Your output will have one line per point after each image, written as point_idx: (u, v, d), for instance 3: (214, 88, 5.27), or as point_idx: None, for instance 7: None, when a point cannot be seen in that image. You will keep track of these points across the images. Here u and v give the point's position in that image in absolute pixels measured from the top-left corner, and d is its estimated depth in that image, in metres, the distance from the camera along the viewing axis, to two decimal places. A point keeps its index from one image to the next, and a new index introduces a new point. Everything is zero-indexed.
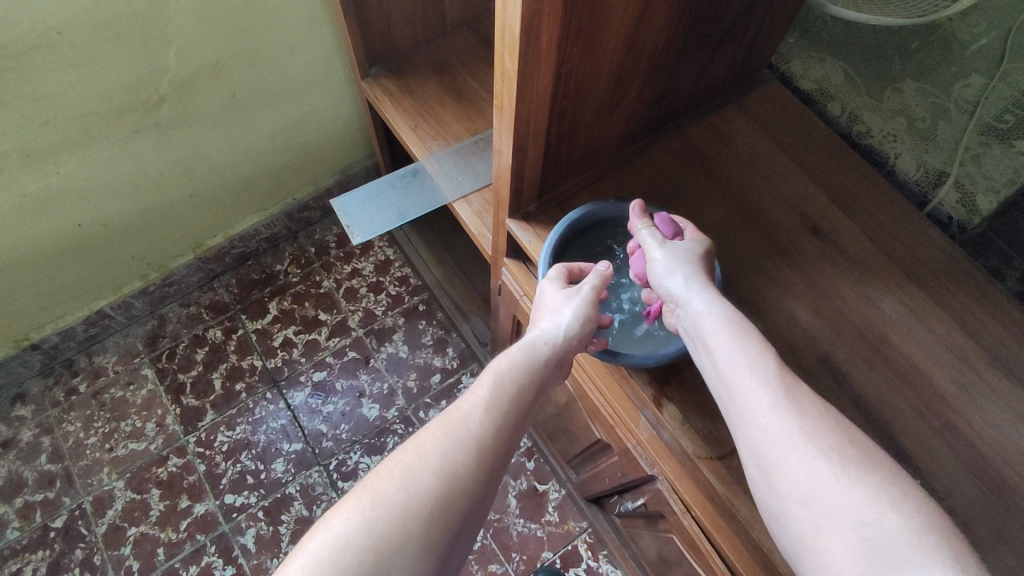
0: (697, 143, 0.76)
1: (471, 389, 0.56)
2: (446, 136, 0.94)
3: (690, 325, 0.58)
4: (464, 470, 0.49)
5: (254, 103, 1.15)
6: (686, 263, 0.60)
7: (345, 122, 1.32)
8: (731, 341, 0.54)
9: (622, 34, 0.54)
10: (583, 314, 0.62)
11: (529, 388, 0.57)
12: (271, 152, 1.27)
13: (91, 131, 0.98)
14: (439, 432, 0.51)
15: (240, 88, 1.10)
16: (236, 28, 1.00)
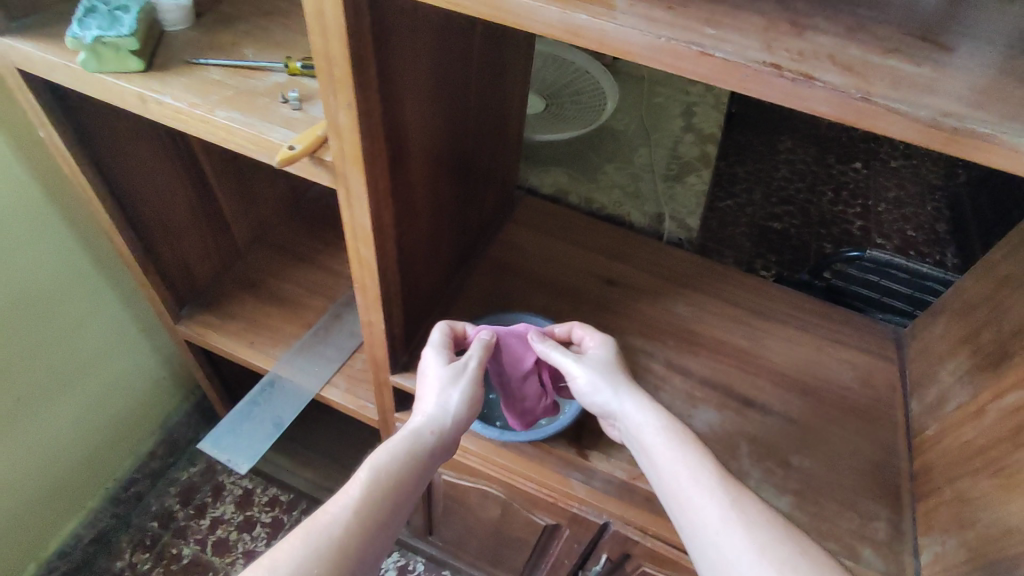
0: (501, 258, 0.95)
1: (346, 485, 0.59)
2: (283, 340, 0.98)
3: (633, 436, 0.67)
4: (317, 574, 0.53)
5: (44, 398, 1.04)
6: (610, 369, 0.72)
7: (153, 374, 1.24)
8: (667, 454, 0.62)
9: (428, 202, 0.70)
10: (465, 398, 0.69)
11: (405, 481, 0.62)
12: (72, 441, 1.13)
13: None
14: (300, 537, 0.54)
15: (24, 389, 1.00)
16: (10, 329, 0.93)
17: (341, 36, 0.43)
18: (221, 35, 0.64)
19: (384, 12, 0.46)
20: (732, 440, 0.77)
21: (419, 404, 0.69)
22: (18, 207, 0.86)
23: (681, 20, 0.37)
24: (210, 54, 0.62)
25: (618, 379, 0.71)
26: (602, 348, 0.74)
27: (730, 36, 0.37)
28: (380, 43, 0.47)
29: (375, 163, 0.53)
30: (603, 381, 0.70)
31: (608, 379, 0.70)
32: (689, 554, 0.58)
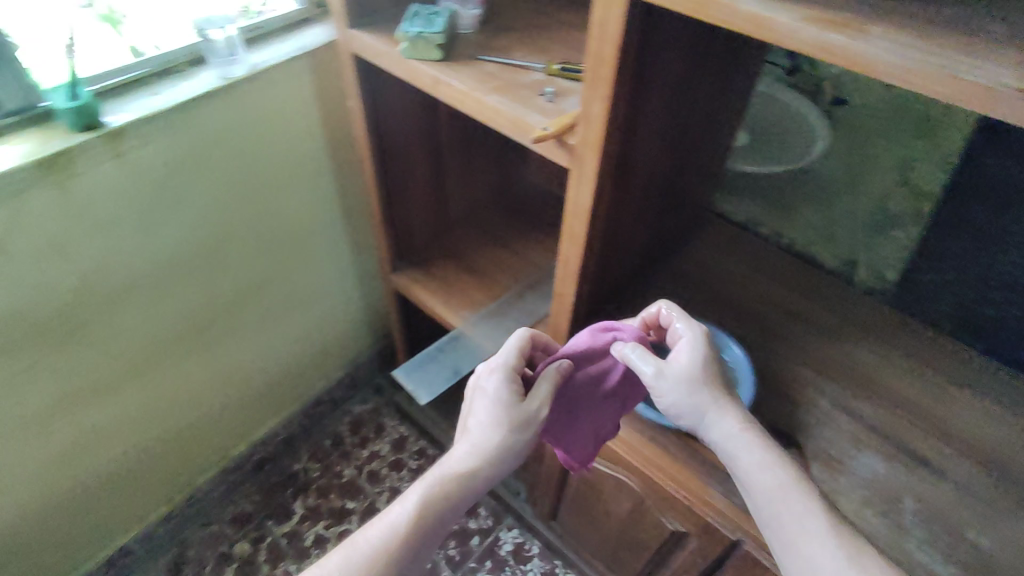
0: (684, 271, 1.00)
1: (395, 512, 0.67)
2: (473, 305, 1.13)
3: (730, 461, 0.69)
4: None
5: (285, 313, 1.28)
6: (699, 377, 0.71)
7: (357, 316, 1.47)
8: (773, 492, 0.64)
9: (637, 200, 0.78)
10: (520, 447, 0.72)
11: (446, 515, 0.69)
12: (292, 354, 1.38)
13: (153, 359, 1.08)
14: (350, 554, 0.65)
15: (276, 302, 1.24)
16: (280, 251, 1.17)
17: (615, 40, 0.54)
18: (498, 40, 0.80)
19: (652, 24, 0.56)
20: (897, 493, 0.74)
21: (479, 432, 0.72)
22: (312, 159, 1.10)
23: (930, 46, 0.42)
24: (488, 53, 0.77)
25: (709, 393, 0.71)
26: (682, 361, 0.72)
27: (987, 66, 0.40)
28: (642, 49, 0.57)
29: (610, 151, 0.63)
30: (694, 394, 0.71)
31: (694, 390, 0.71)
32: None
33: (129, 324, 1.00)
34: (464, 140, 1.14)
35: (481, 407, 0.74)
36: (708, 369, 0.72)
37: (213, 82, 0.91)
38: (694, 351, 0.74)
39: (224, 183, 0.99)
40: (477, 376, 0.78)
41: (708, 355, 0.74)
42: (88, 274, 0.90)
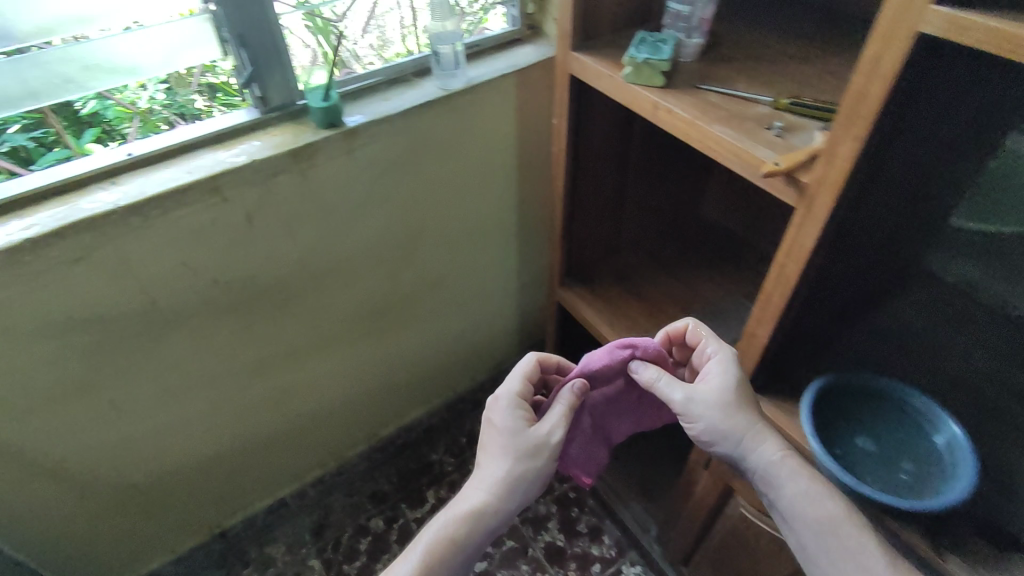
0: (888, 328, 0.90)
1: (417, 545, 0.76)
2: (637, 330, 1.12)
3: (775, 483, 0.75)
4: None
5: (449, 311, 1.35)
6: (727, 399, 0.78)
7: (509, 324, 1.52)
8: (825, 522, 0.70)
9: (859, 246, 0.72)
10: (532, 473, 0.78)
11: (467, 543, 0.76)
12: (447, 351, 1.45)
13: (338, 335, 1.19)
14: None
15: (445, 299, 1.32)
16: (457, 251, 1.24)
17: (887, 74, 0.51)
18: (719, 68, 0.79)
19: (930, 62, 0.52)
20: None
21: (487, 468, 0.79)
22: (500, 170, 1.17)
23: None
24: (709, 81, 0.76)
25: (744, 411, 0.78)
26: (709, 386, 0.80)
27: None
28: (911, 87, 0.53)
29: (850, 191, 0.59)
30: (731, 419, 0.78)
31: (720, 414, 0.78)
32: None
33: (326, 300, 1.11)
34: (650, 165, 1.14)
35: (489, 444, 0.81)
36: (738, 390, 0.79)
37: (433, 90, 1.00)
38: (724, 373, 0.80)
39: (425, 183, 1.08)
40: (486, 409, 0.84)
41: (739, 375, 0.81)
42: (306, 251, 1.01)
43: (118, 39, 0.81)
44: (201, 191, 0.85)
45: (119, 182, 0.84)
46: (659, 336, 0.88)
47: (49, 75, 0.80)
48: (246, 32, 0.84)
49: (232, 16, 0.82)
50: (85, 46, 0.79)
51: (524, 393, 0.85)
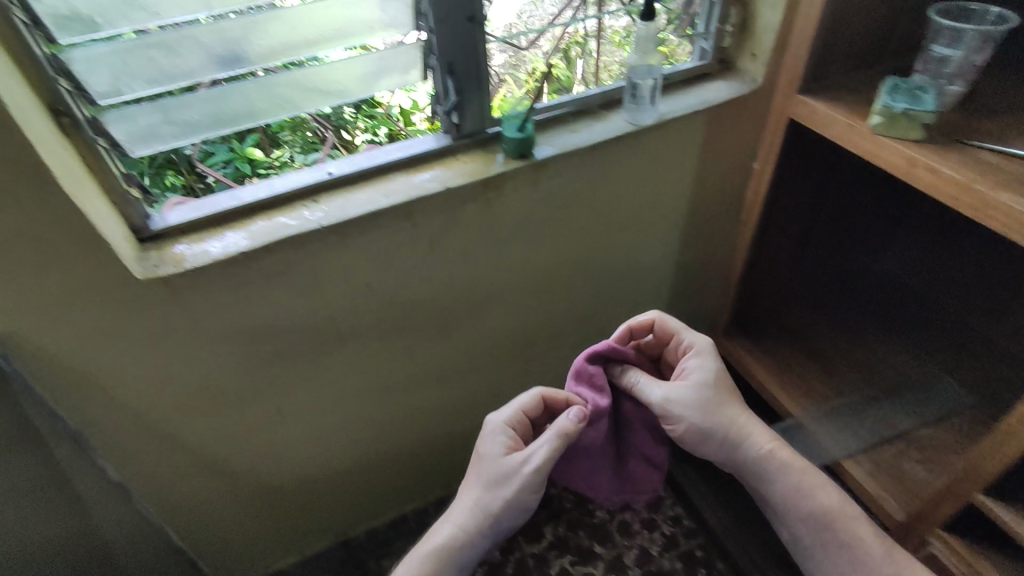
0: None
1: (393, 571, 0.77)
2: (813, 395, 1.02)
3: (770, 476, 0.84)
4: None
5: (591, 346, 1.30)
6: (714, 401, 0.86)
7: None
8: (811, 509, 0.81)
9: None
10: (504, 502, 0.79)
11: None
12: None
13: (485, 362, 1.17)
14: None
15: (589, 334, 1.27)
16: (611, 288, 1.19)
17: None
18: (976, 128, 0.70)
19: None
20: None
21: (479, 497, 0.80)
22: (669, 208, 1.11)
23: None
24: (978, 139, 0.67)
25: (725, 405, 0.87)
26: (680, 390, 0.86)
27: None
28: None
29: None
30: (714, 417, 0.85)
31: (714, 410, 0.86)
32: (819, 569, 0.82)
33: (482, 328, 1.09)
34: (843, 216, 1.04)
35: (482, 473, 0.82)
36: (722, 388, 0.88)
37: (621, 125, 0.96)
38: (707, 372, 0.88)
39: (597, 218, 1.04)
40: (477, 441, 0.85)
41: (720, 375, 0.88)
42: (474, 279, 1.00)
43: (336, 64, 0.82)
44: (395, 216, 0.85)
45: (320, 202, 0.85)
46: (618, 331, 0.92)
47: (272, 98, 0.82)
48: (454, 62, 0.84)
49: (444, 47, 0.82)
50: (307, 71, 0.81)
51: (504, 425, 0.85)
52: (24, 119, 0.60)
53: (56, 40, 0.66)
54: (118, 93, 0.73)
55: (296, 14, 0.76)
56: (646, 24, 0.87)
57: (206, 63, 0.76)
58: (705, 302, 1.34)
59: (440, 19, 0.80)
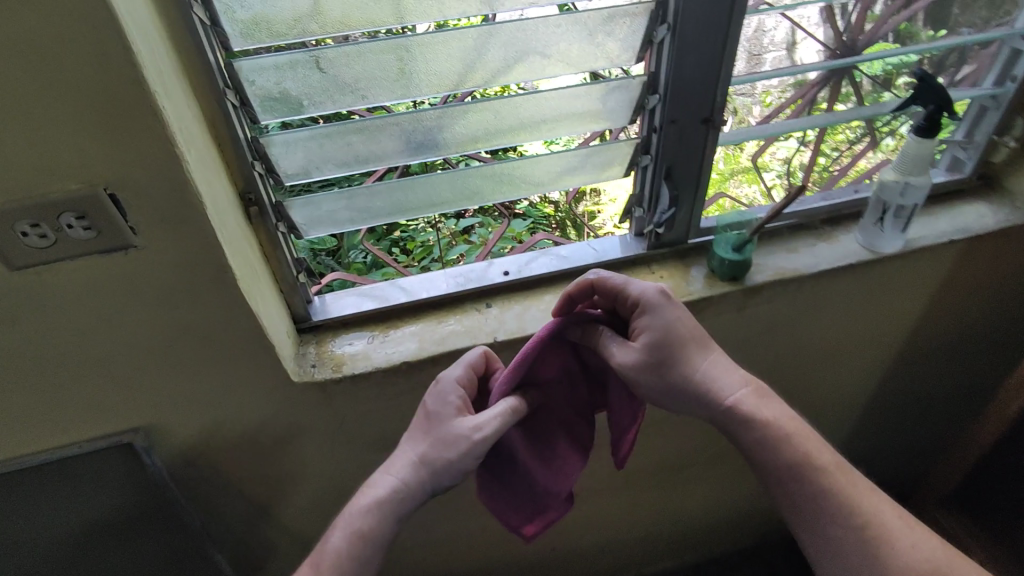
0: None
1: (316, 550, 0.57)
2: None
3: (762, 452, 0.59)
4: None
5: (746, 473, 1.11)
6: (683, 351, 0.59)
7: None
8: (807, 480, 0.58)
9: None
10: (451, 472, 0.55)
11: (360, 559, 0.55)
12: (722, 513, 1.20)
13: (630, 480, 1.02)
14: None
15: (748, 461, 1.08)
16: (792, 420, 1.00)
17: None
18: None
19: None
20: None
21: (415, 476, 0.56)
22: (886, 342, 0.91)
23: None
24: None
25: (692, 359, 0.59)
26: (632, 343, 0.58)
27: None
28: None
29: None
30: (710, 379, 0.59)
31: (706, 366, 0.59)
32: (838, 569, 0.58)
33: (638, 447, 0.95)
34: None
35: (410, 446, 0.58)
36: (679, 339, 0.59)
37: (855, 249, 0.79)
38: (673, 325, 0.59)
39: (799, 348, 0.87)
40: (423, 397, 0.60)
41: (682, 323, 0.59)
42: None
43: (537, 159, 0.71)
44: None
45: (495, 306, 0.75)
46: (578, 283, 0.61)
47: (460, 189, 0.72)
48: (675, 165, 0.71)
49: (667, 149, 0.69)
50: (506, 164, 0.71)
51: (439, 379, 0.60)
52: (220, 217, 0.53)
53: (260, 121, 0.61)
54: (307, 174, 0.66)
55: (509, 105, 0.66)
56: (920, 141, 0.70)
57: (401, 149, 0.67)
58: (896, 447, 1.11)
59: (672, 119, 0.67)
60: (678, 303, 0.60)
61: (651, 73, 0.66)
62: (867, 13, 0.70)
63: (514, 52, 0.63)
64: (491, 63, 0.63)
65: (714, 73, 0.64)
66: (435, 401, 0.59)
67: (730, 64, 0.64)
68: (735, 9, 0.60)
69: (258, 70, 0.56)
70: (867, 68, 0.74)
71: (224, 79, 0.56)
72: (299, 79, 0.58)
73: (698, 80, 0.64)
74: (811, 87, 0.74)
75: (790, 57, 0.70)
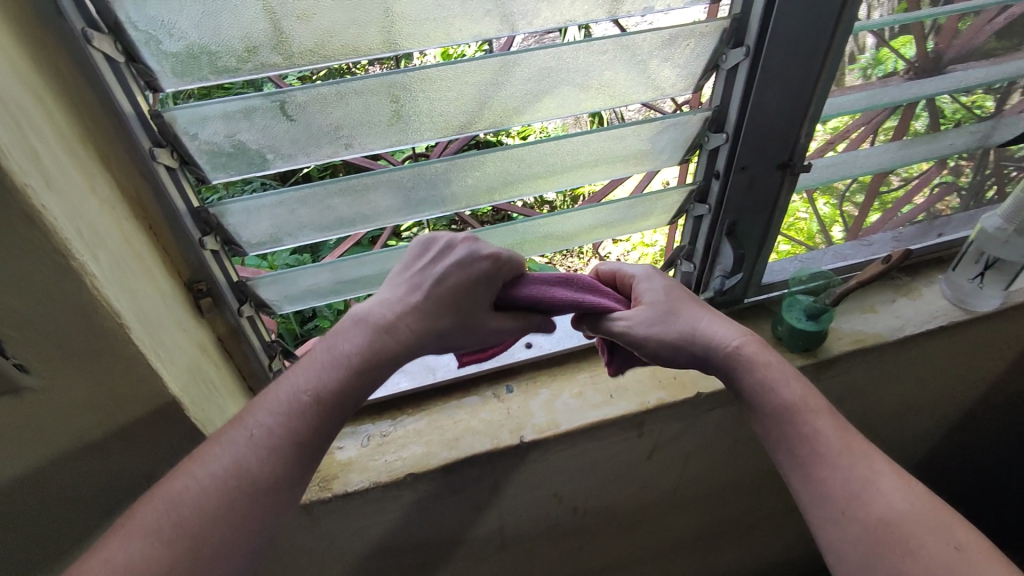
0: None
1: (322, 354, 0.41)
2: None
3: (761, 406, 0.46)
4: (270, 418, 0.38)
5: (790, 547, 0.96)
6: (674, 329, 0.47)
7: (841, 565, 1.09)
8: (787, 418, 0.45)
9: None
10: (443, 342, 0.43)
11: (377, 368, 0.40)
12: None
13: (663, 565, 0.87)
14: (279, 391, 0.40)
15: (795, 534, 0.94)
16: None
17: None
18: None
19: None
20: None
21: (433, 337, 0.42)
22: (961, 403, 0.79)
23: None
24: None
25: (688, 337, 0.47)
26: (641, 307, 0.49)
27: None
28: None
29: None
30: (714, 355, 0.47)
31: (708, 342, 0.47)
32: (832, 524, 0.41)
33: (675, 530, 0.81)
34: None
35: (426, 308, 0.42)
36: (679, 303, 0.49)
37: (944, 306, 0.66)
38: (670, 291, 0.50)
39: (869, 415, 0.74)
40: (449, 256, 0.44)
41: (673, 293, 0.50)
42: (687, 481, 0.73)
43: (568, 214, 0.57)
44: (620, 427, 0.60)
45: (517, 390, 0.61)
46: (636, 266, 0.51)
47: None
48: (740, 217, 0.57)
49: (732, 199, 0.56)
50: (529, 221, 0.57)
51: (489, 258, 0.44)
52: (154, 332, 0.38)
53: (209, 181, 0.45)
54: (276, 242, 0.51)
55: (537, 151, 0.51)
56: None
57: (398, 207, 0.53)
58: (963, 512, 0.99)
59: (743, 165, 0.53)
60: (655, 281, 0.50)
61: (717, 107, 0.52)
62: (957, 23, 0.56)
63: (542, 84, 0.48)
64: (510, 99, 0.49)
65: (796, 105, 0.50)
66: (473, 272, 0.44)
67: (822, 94, 0.50)
68: (839, 28, 0.46)
69: (199, 120, 0.41)
70: (959, 91, 0.60)
71: (154, 136, 0.40)
72: (258, 129, 0.43)
73: (779, 114, 0.51)
74: (878, 112, 0.59)
75: (866, 76, 0.56)
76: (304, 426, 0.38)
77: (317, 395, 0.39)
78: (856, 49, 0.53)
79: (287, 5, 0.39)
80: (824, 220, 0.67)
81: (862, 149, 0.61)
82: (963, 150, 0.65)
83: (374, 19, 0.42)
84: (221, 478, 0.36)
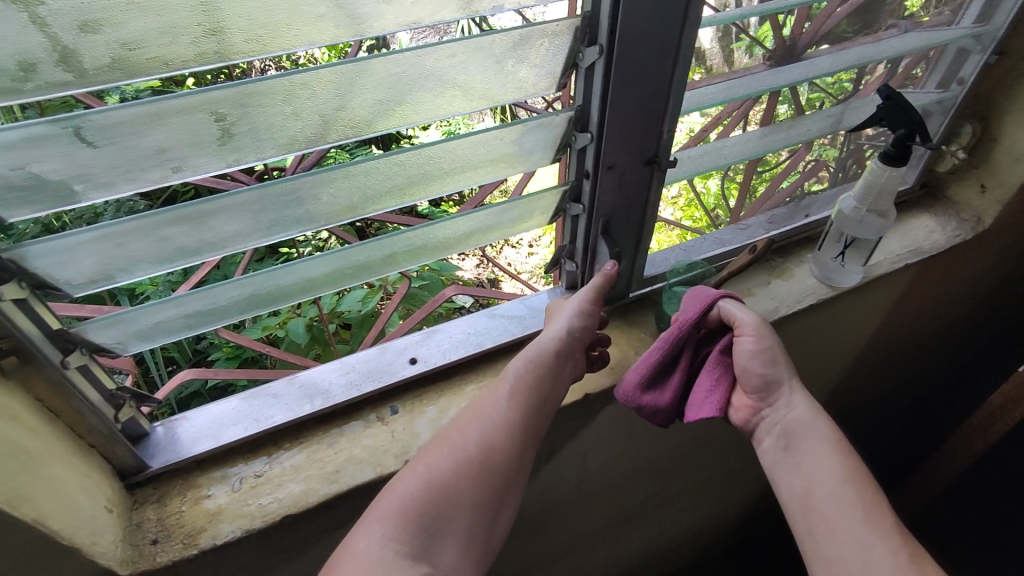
0: None
1: (506, 384, 0.53)
2: None
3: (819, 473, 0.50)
4: (449, 459, 0.49)
5: (696, 519, 1.00)
6: (779, 369, 0.54)
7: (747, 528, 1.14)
8: (840, 487, 0.49)
9: None
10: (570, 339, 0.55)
11: (543, 387, 0.53)
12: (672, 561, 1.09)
13: (577, 557, 0.88)
14: (470, 429, 0.50)
15: (699, 507, 0.97)
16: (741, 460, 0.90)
17: None
18: None
19: None
20: None
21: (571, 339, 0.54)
22: (836, 371, 0.84)
23: None
24: None
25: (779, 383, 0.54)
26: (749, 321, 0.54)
27: None
28: None
29: None
30: (786, 406, 0.54)
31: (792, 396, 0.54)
32: None
33: (583, 523, 0.81)
34: None
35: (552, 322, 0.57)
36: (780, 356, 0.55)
37: (813, 285, 0.69)
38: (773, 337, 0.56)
39: None
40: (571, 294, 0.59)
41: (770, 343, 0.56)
42: (589, 477, 0.73)
43: (439, 223, 0.55)
44: None
45: (403, 411, 0.59)
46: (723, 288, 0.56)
47: (338, 266, 0.54)
48: (614, 215, 0.57)
49: (602, 199, 0.55)
50: (396, 235, 0.54)
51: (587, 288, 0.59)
52: None
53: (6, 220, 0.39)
54: (108, 280, 0.45)
55: (396, 162, 0.48)
56: (885, 170, 0.59)
57: (248, 231, 0.48)
58: None
59: (610, 164, 0.53)
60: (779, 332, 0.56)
61: (579, 105, 0.51)
62: (809, 9, 0.58)
63: (392, 91, 0.45)
64: (359, 110, 0.45)
65: (656, 102, 0.50)
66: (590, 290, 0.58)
67: (680, 91, 0.50)
68: (687, 25, 0.46)
69: None
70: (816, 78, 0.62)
71: None
72: (58, 157, 0.37)
73: (640, 111, 0.50)
74: (743, 101, 0.61)
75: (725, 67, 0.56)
76: (484, 464, 0.49)
77: (489, 439, 0.50)
78: (716, 39, 0.54)
79: (69, 16, 0.33)
80: (712, 200, 0.69)
81: (731, 137, 0.62)
82: (823, 135, 0.68)
83: (187, 28, 0.37)
84: (415, 512, 0.46)
